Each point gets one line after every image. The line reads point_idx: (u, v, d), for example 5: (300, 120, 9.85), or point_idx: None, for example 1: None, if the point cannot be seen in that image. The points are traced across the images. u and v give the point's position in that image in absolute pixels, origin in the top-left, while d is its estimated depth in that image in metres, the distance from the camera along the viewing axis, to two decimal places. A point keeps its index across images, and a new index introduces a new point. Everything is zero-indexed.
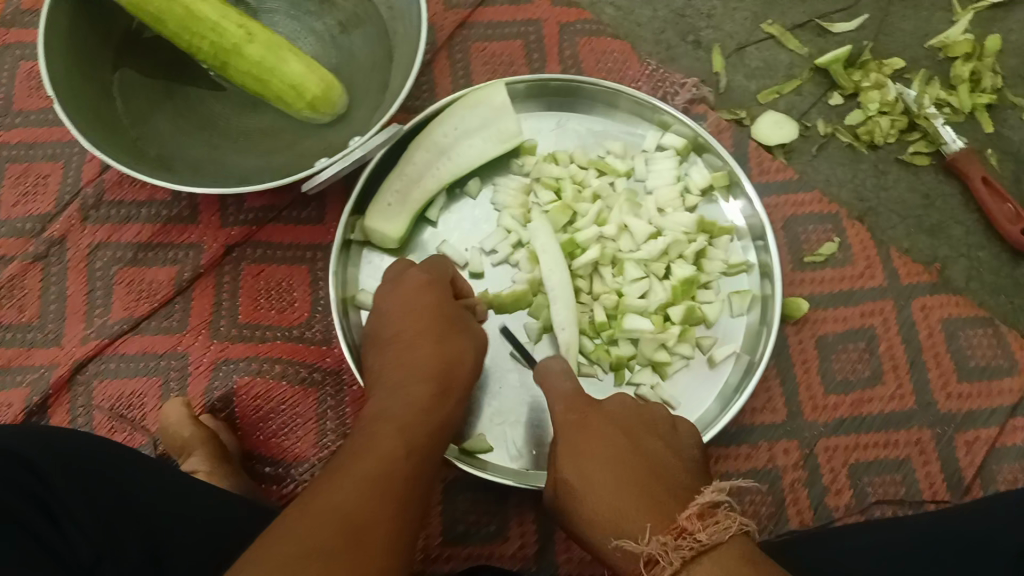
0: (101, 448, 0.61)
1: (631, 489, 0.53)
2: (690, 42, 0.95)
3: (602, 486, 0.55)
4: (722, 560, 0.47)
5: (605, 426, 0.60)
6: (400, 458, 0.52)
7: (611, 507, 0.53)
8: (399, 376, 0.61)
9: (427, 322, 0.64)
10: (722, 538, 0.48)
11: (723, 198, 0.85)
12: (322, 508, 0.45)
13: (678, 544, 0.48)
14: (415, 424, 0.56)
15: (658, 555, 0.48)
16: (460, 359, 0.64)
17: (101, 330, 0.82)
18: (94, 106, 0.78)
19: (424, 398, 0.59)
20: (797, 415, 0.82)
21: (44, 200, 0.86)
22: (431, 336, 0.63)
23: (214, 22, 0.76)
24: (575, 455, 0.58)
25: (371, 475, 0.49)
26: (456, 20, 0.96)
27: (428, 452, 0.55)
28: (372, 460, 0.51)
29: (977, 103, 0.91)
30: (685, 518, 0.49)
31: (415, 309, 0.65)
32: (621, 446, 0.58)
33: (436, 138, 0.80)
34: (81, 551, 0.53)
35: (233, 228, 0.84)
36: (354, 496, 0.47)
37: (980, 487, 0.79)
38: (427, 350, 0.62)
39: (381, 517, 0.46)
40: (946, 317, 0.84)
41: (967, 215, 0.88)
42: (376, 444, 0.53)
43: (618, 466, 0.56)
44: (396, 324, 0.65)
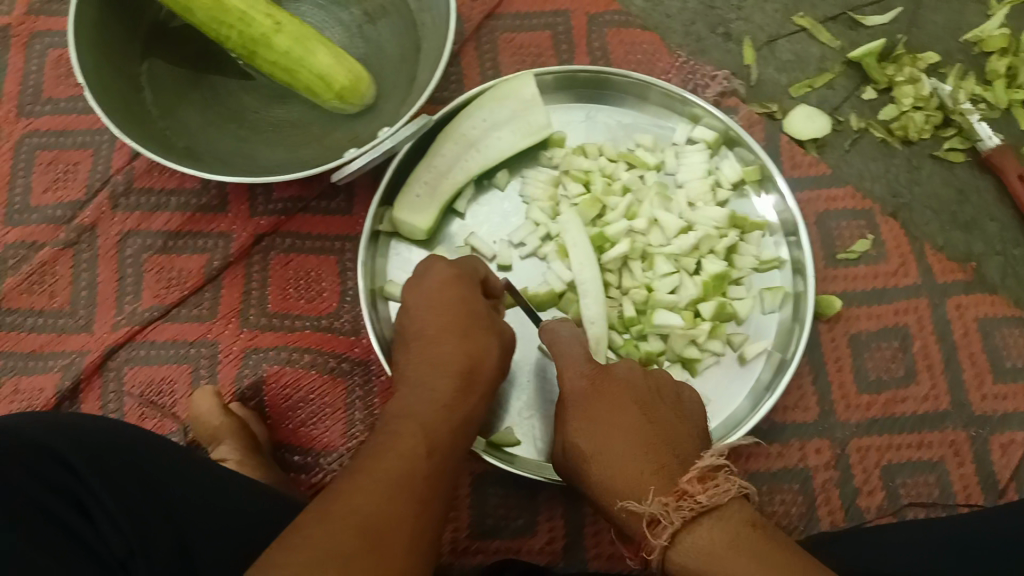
0: (134, 439, 0.61)
1: (634, 451, 0.54)
2: (720, 34, 0.94)
3: (606, 447, 0.55)
4: (722, 520, 0.48)
5: (616, 393, 0.59)
6: (422, 457, 0.52)
7: (617, 468, 0.54)
8: (423, 373, 0.60)
9: (454, 315, 0.63)
10: (721, 500, 0.48)
11: (755, 193, 0.84)
12: (342, 511, 0.45)
13: (679, 505, 0.49)
14: (438, 422, 0.56)
15: (659, 515, 0.49)
16: (485, 353, 0.63)
17: (133, 316, 0.82)
18: (123, 97, 0.78)
19: (448, 395, 0.59)
20: (828, 414, 0.81)
21: (75, 187, 0.86)
22: (457, 330, 0.62)
23: (240, 12, 0.76)
24: (581, 417, 0.58)
25: (393, 475, 0.49)
26: (483, 10, 0.95)
27: (450, 452, 0.55)
28: (394, 459, 0.50)
29: (1012, 99, 0.90)
30: (686, 481, 0.50)
31: (438, 303, 0.64)
32: (627, 407, 0.57)
33: (464, 130, 0.80)
34: (112, 541, 0.54)
35: (263, 218, 0.84)
36: (375, 499, 0.46)
37: (1015, 489, 0.78)
38: (451, 346, 0.61)
39: (402, 521, 0.46)
40: (981, 316, 0.83)
41: (1003, 213, 0.86)
42: (398, 442, 0.52)
43: (623, 427, 0.56)
44: (420, 318, 0.64)
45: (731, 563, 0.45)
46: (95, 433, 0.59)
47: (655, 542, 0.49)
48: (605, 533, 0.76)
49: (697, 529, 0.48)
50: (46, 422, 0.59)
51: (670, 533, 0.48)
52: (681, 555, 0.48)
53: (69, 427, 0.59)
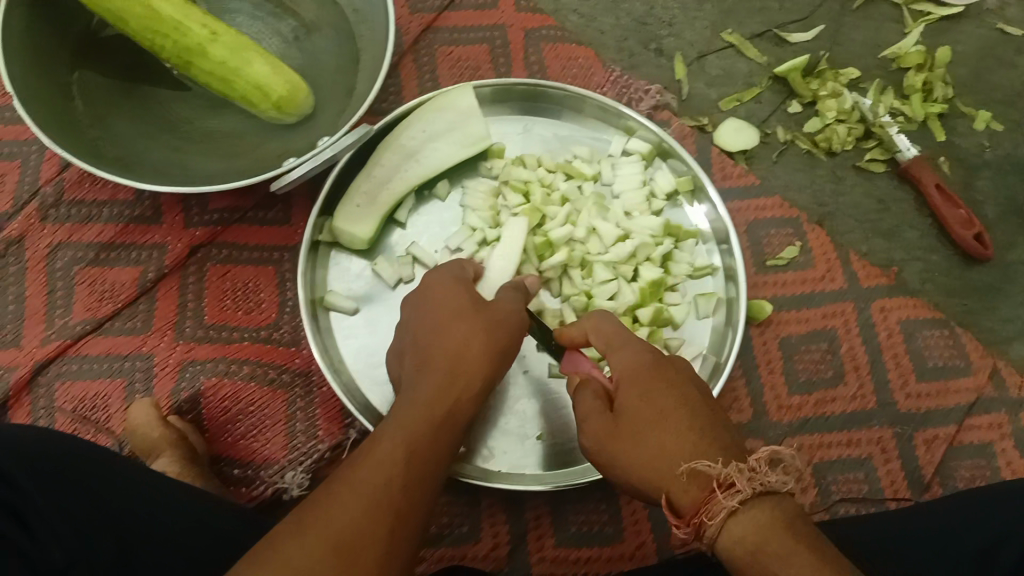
0: (80, 453, 0.59)
1: (689, 432, 0.50)
2: (653, 50, 0.97)
3: (658, 422, 0.51)
4: (781, 505, 0.45)
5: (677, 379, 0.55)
6: (400, 464, 0.49)
7: (672, 442, 0.49)
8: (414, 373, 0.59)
9: (447, 320, 0.62)
10: (782, 485, 0.46)
11: (688, 203, 0.86)
12: (317, 531, 0.44)
13: (752, 475, 0.45)
14: (418, 420, 0.53)
15: (733, 478, 0.45)
16: (472, 349, 0.60)
17: (62, 331, 0.80)
18: (53, 106, 0.77)
19: (431, 392, 0.56)
20: (762, 415, 0.83)
21: (1, 199, 0.84)
22: (457, 325, 0.62)
23: (176, 21, 0.75)
24: (636, 396, 0.53)
25: (371, 491, 0.47)
26: (421, 24, 0.96)
27: (432, 457, 0.52)
28: (370, 468, 0.48)
29: (929, 113, 0.95)
30: (755, 456, 0.46)
31: (439, 304, 0.64)
32: (679, 397, 0.52)
33: (403, 141, 0.80)
34: (55, 554, 0.53)
35: (198, 229, 0.83)
36: (352, 515, 0.45)
37: (938, 484, 0.82)
38: (449, 340, 0.60)
39: (375, 541, 0.45)
40: (904, 318, 0.87)
41: (922, 220, 0.90)
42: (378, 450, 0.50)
43: (683, 409, 0.51)
44: (421, 320, 0.64)
45: (802, 562, 0.42)
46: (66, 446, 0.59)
47: (722, 503, 0.45)
48: (547, 537, 0.77)
49: (755, 508, 0.45)
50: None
51: (741, 496, 0.45)
52: (736, 532, 0.45)
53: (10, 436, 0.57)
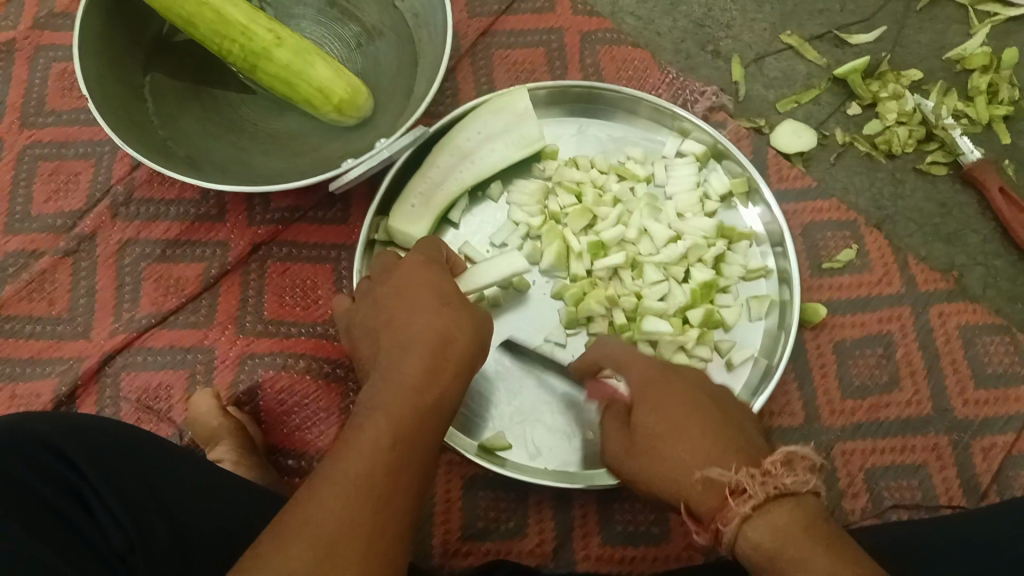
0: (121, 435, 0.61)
1: (710, 435, 0.51)
2: (710, 52, 0.97)
3: (680, 427, 0.52)
4: (801, 508, 0.46)
5: (691, 385, 0.56)
6: (381, 451, 0.49)
7: (693, 450, 0.50)
8: (391, 355, 0.55)
9: (420, 300, 0.58)
10: (800, 487, 0.47)
11: (742, 205, 0.86)
12: (295, 527, 0.45)
13: (765, 481, 0.47)
14: (404, 410, 0.51)
15: (744, 485, 0.47)
16: (460, 331, 0.56)
17: (130, 324, 0.83)
18: (125, 107, 0.80)
19: (418, 378, 0.53)
20: (814, 419, 0.82)
21: (76, 196, 0.88)
22: (426, 304, 0.57)
23: (244, 26, 0.78)
24: (652, 403, 0.54)
25: (350, 479, 0.47)
26: (479, 28, 0.97)
27: (420, 443, 0.51)
28: (349, 461, 0.48)
29: (993, 115, 0.92)
30: (770, 460, 0.47)
31: (410, 283, 0.60)
32: (699, 399, 0.54)
33: (459, 142, 0.82)
34: (112, 537, 0.56)
35: (260, 226, 0.86)
36: (332, 507, 0.46)
37: (996, 493, 0.79)
38: (423, 319, 0.56)
39: (355, 533, 0.45)
40: (963, 323, 0.85)
41: (984, 224, 0.88)
42: (358, 442, 0.49)
43: (702, 414, 0.53)
44: (390, 298, 0.59)
45: (820, 566, 0.44)
46: (129, 439, 0.61)
47: (736, 510, 0.46)
48: (593, 536, 0.77)
49: (769, 511, 0.46)
50: (62, 423, 0.59)
51: (751, 505, 0.46)
52: (754, 536, 0.46)
53: (77, 427, 0.60)
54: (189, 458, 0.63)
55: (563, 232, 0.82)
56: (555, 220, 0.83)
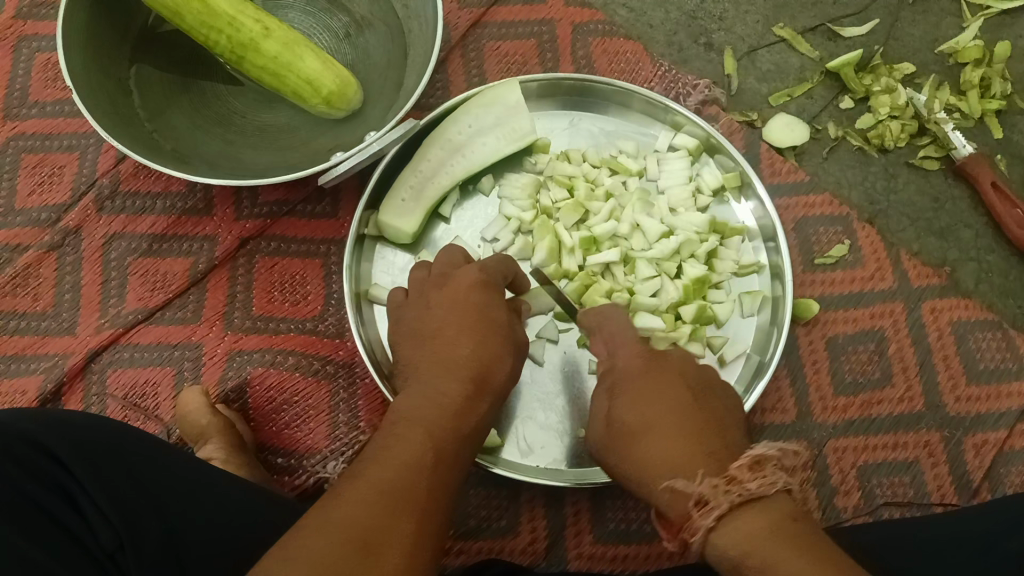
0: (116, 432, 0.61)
1: (683, 439, 0.51)
2: (702, 44, 0.96)
3: (654, 429, 0.53)
4: (768, 512, 0.46)
5: (672, 381, 0.57)
6: (425, 464, 0.51)
7: (666, 451, 0.51)
8: (434, 373, 0.59)
9: (465, 329, 0.62)
10: (768, 491, 0.46)
11: (735, 200, 0.85)
12: (341, 520, 0.45)
13: (729, 489, 0.46)
14: (447, 426, 0.55)
15: (706, 497, 0.47)
16: (498, 363, 0.62)
17: (116, 320, 0.82)
18: (111, 100, 0.79)
19: (460, 399, 0.58)
20: (806, 415, 0.82)
21: (60, 190, 0.86)
22: (472, 333, 0.62)
23: (231, 17, 0.77)
24: (635, 398, 0.56)
25: (393, 483, 0.48)
26: (469, 19, 0.96)
27: (456, 459, 0.54)
28: (395, 467, 0.50)
29: (986, 109, 0.92)
30: (737, 466, 0.47)
31: (458, 308, 0.64)
32: (682, 397, 0.55)
33: (450, 136, 0.81)
34: (101, 535, 0.55)
35: (248, 221, 0.85)
36: (375, 506, 0.46)
37: (988, 489, 0.80)
38: (467, 348, 0.61)
39: (399, 532, 0.46)
40: (955, 319, 0.85)
41: (976, 219, 0.88)
42: (403, 449, 0.52)
43: (680, 415, 0.53)
44: (438, 319, 0.64)
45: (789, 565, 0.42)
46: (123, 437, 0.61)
47: (699, 522, 0.46)
48: (585, 534, 0.77)
49: (733, 520, 0.46)
50: (58, 421, 0.59)
51: (716, 515, 0.46)
52: (720, 543, 0.46)
53: (70, 426, 0.59)
54: (185, 456, 0.63)
55: (554, 226, 0.81)
56: (547, 215, 0.82)
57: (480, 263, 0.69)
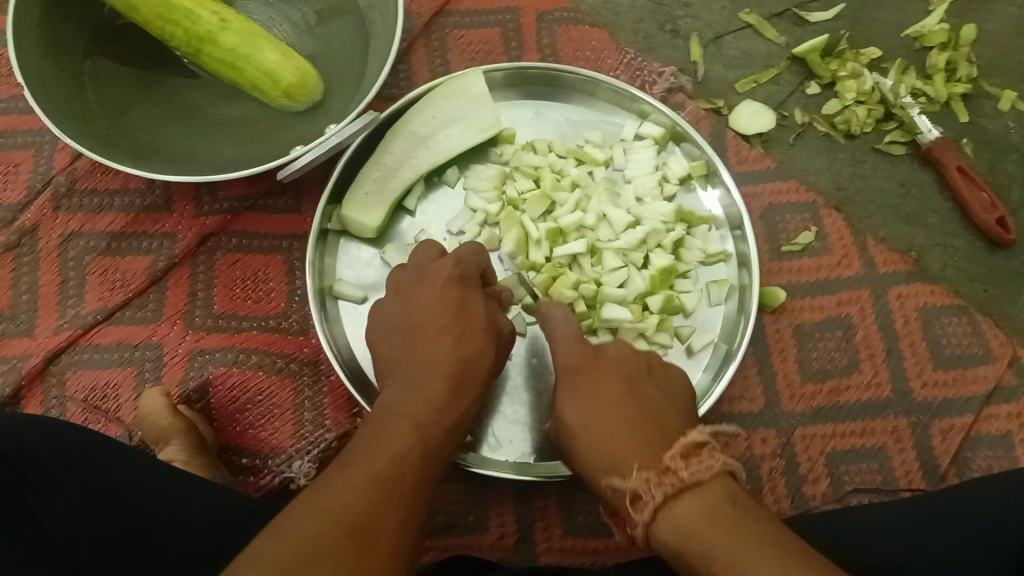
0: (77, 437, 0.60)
1: (624, 434, 0.53)
2: (668, 31, 0.95)
3: (600, 428, 0.54)
4: (704, 499, 0.46)
5: (608, 372, 0.58)
6: (412, 460, 0.50)
7: (607, 447, 0.53)
8: (416, 370, 0.59)
9: (445, 327, 0.62)
10: (703, 477, 0.47)
11: (702, 188, 0.85)
12: (330, 510, 0.44)
13: (662, 481, 0.47)
14: (430, 421, 0.55)
15: (640, 492, 0.48)
16: (478, 358, 0.62)
17: (75, 320, 0.81)
18: (65, 97, 0.77)
19: (442, 394, 0.57)
20: (775, 403, 0.82)
21: (15, 189, 0.84)
22: (454, 330, 0.61)
23: (187, 9, 0.75)
24: (578, 397, 0.58)
25: (380, 476, 0.48)
26: (433, 8, 0.95)
27: (438, 455, 0.54)
28: (383, 461, 0.49)
29: (952, 93, 0.92)
30: (669, 457, 0.48)
31: (440, 302, 0.63)
32: (621, 390, 0.56)
33: (413, 128, 0.80)
34: (60, 539, 0.56)
35: (209, 217, 0.84)
36: (363, 499, 0.46)
37: (955, 474, 0.80)
38: (447, 346, 0.60)
39: (385, 527, 0.45)
40: (922, 304, 0.85)
41: (942, 205, 0.88)
42: (388, 442, 0.51)
43: (618, 411, 0.55)
44: (420, 315, 0.63)
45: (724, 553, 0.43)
46: (86, 442, 0.60)
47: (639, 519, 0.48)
48: (554, 527, 0.77)
49: (671, 511, 0.46)
50: (24, 425, 0.59)
51: (652, 508, 0.47)
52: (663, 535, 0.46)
53: (29, 434, 0.58)
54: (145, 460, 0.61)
55: (521, 218, 0.81)
56: (513, 206, 0.82)
57: (455, 255, 0.68)
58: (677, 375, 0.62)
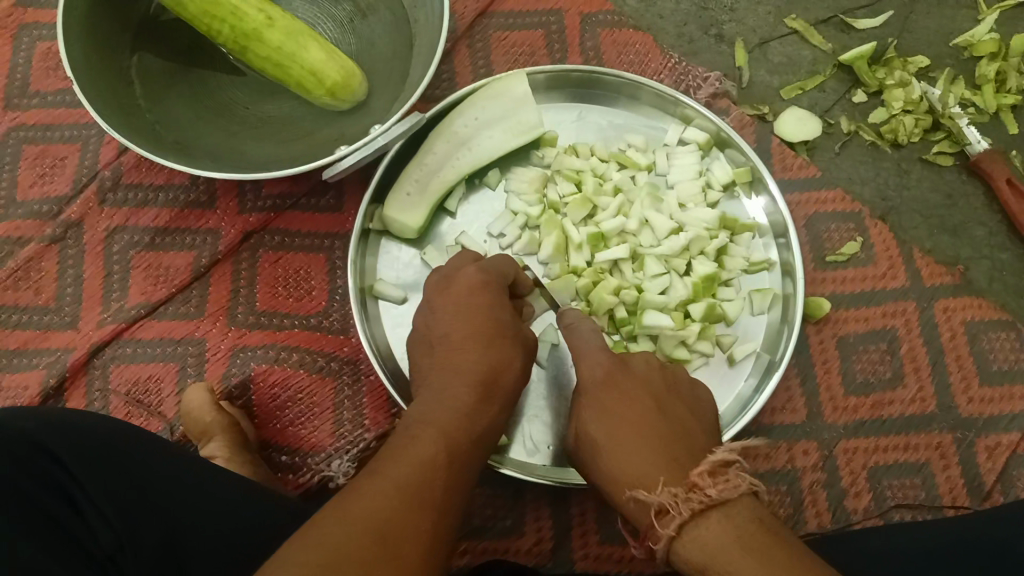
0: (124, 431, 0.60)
1: (648, 448, 0.52)
2: (712, 35, 0.94)
3: (623, 438, 0.54)
4: (732, 517, 0.46)
5: (635, 387, 0.58)
6: (440, 466, 0.50)
7: (630, 463, 0.52)
8: (445, 377, 0.59)
9: (474, 335, 0.61)
10: (730, 495, 0.47)
11: (746, 195, 0.84)
12: (358, 514, 0.44)
13: (689, 497, 0.47)
14: (457, 429, 0.54)
15: (668, 506, 0.48)
16: (506, 366, 0.61)
17: (118, 314, 0.81)
18: (112, 88, 0.78)
19: (469, 403, 0.57)
20: (816, 416, 0.81)
21: (62, 182, 0.85)
22: (482, 338, 0.61)
23: (234, 6, 0.75)
24: (599, 411, 0.57)
25: (409, 481, 0.48)
26: (476, 8, 0.95)
27: (466, 462, 0.53)
28: (410, 467, 0.49)
29: (1001, 104, 0.91)
30: (697, 473, 0.48)
31: (467, 310, 0.63)
32: (645, 404, 0.56)
33: (455, 128, 0.80)
34: (102, 537, 0.55)
35: (252, 215, 0.84)
36: (391, 504, 0.45)
37: (1000, 493, 0.79)
38: (474, 353, 0.60)
39: (415, 535, 0.45)
40: (969, 319, 0.83)
41: (991, 217, 0.87)
42: (417, 449, 0.51)
43: (641, 423, 0.54)
44: (447, 323, 0.63)
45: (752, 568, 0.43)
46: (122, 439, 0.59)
47: (662, 532, 0.47)
48: (592, 534, 0.76)
49: (697, 528, 0.46)
50: (48, 418, 0.58)
51: (677, 522, 0.47)
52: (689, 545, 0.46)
53: (65, 424, 0.58)
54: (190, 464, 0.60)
55: (562, 222, 0.80)
56: (555, 210, 0.81)
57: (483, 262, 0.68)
58: (703, 397, 0.62)
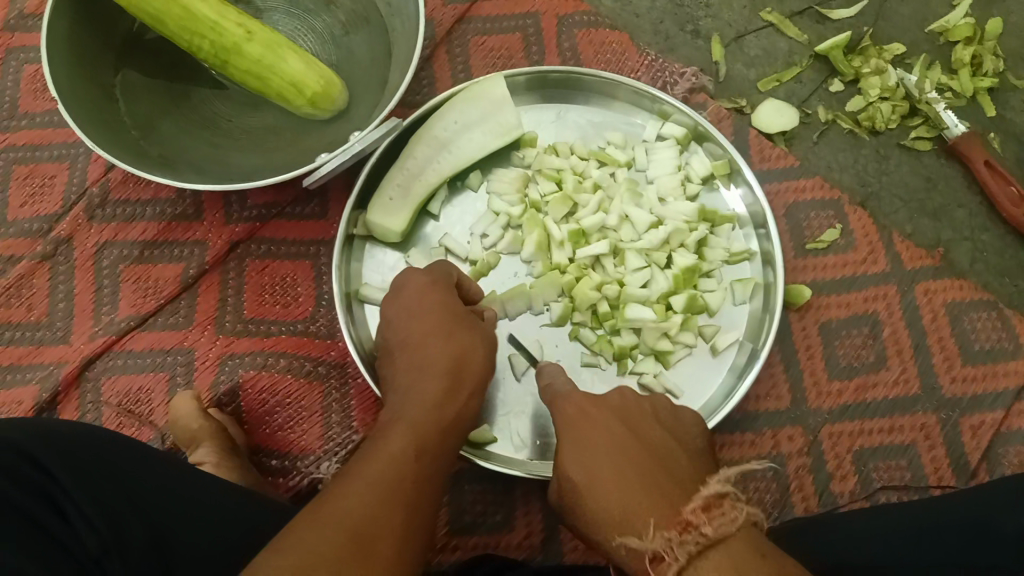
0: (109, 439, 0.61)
1: (631, 488, 0.52)
2: (689, 31, 0.95)
3: (606, 484, 0.54)
4: (733, 549, 0.46)
5: (611, 421, 0.59)
6: (410, 460, 0.52)
7: (618, 505, 0.52)
8: (412, 377, 0.60)
9: (434, 334, 0.63)
10: (728, 530, 0.46)
11: (724, 186, 0.85)
12: (330, 518, 0.45)
13: (685, 540, 0.47)
14: (427, 424, 0.56)
15: (662, 551, 0.47)
16: (470, 354, 0.63)
17: (109, 327, 0.83)
18: (96, 106, 0.79)
19: (437, 397, 0.58)
20: (801, 401, 0.82)
21: (50, 200, 0.87)
22: (440, 331, 0.63)
23: (213, 21, 0.76)
24: (584, 456, 0.57)
25: (380, 481, 0.49)
26: (454, 15, 0.96)
27: (437, 454, 0.55)
28: (382, 465, 0.50)
29: (978, 87, 0.91)
30: (691, 512, 0.48)
31: (421, 311, 0.64)
32: (628, 444, 0.56)
33: (435, 132, 0.81)
34: (88, 540, 0.55)
35: (237, 225, 0.85)
36: (364, 506, 0.47)
37: (987, 471, 0.79)
38: (438, 348, 0.62)
39: (386, 532, 0.46)
40: (950, 300, 0.84)
41: (970, 198, 0.88)
42: (385, 448, 0.52)
43: (628, 464, 0.54)
44: (404, 328, 0.65)
45: None
46: (116, 449, 0.61)
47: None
48: (580, 528, 0.77)
49: (701, 567, 0.46)
50: (37, 428, 0.59)
51: (676, 569, 0.46)
52: None
53: (54, 436, 0.59)
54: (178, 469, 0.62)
55: (543, 220, 0.81)
56: (536, 208, 0.82)
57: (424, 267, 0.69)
58: (686, 420, 0.63)
